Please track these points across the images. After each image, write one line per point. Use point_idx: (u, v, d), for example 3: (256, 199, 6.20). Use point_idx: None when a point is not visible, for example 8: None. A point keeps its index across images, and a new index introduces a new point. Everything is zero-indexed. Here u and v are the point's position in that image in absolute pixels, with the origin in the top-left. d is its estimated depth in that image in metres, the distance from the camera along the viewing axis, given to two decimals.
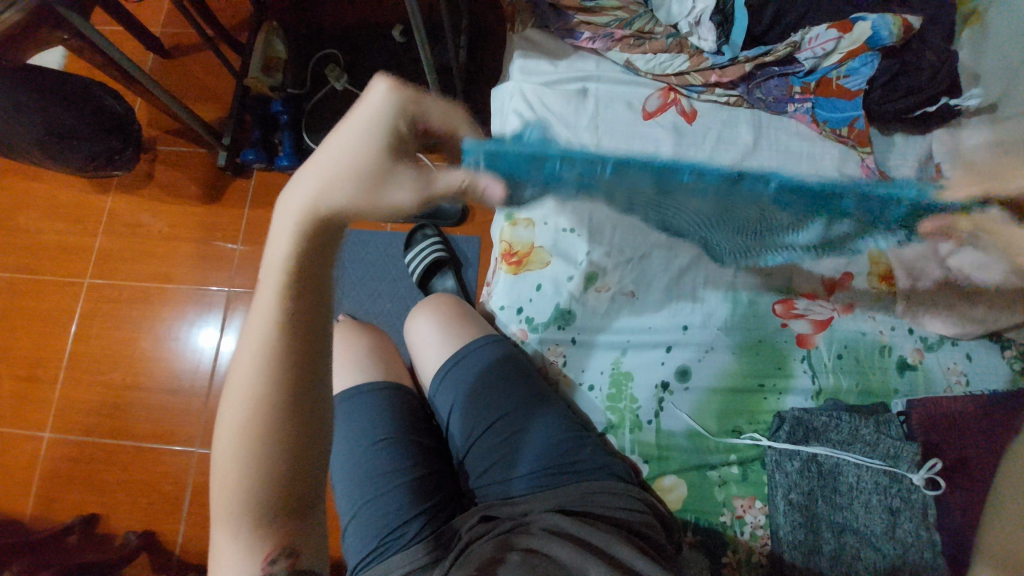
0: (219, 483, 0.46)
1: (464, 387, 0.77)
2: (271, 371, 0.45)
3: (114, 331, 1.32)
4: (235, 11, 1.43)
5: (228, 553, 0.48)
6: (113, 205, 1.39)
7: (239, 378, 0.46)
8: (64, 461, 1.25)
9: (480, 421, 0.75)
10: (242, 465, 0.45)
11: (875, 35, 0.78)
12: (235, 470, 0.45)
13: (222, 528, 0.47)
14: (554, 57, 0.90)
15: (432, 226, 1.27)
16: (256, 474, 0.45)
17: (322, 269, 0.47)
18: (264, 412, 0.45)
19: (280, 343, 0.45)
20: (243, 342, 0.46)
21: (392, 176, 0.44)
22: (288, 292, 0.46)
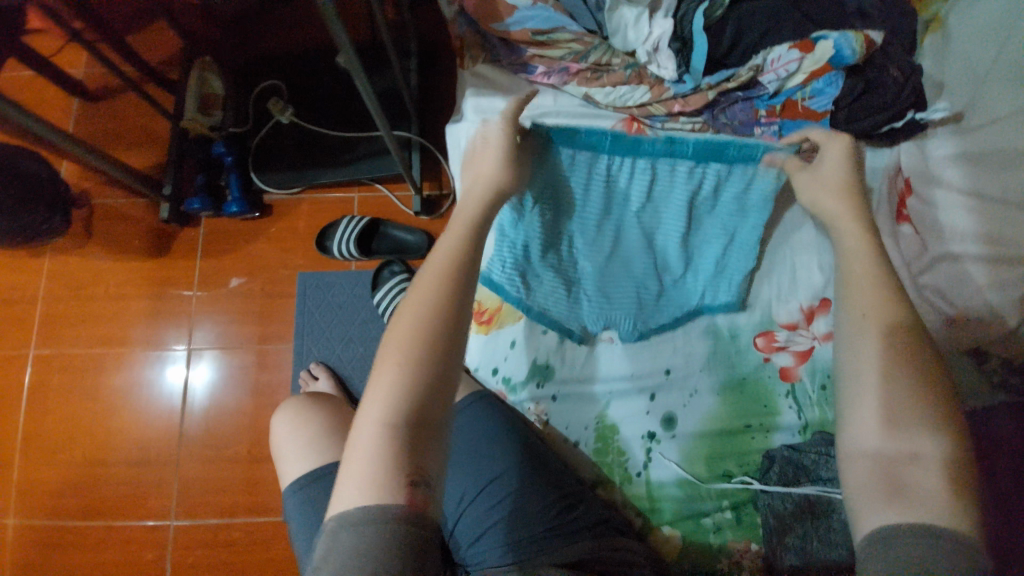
0: (378, 395, 0.49)
1: (453, 451, 0.73)
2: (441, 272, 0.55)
3: (68, 402, 1.24)
4: (162, 44, 1.32)
5: (367, 445, 0.47)
6: (51, 266, 1.29)
7: (412, 302, 0.53)
8: (30, 548, 1.18)
9: (471, 485, 0.71)
10: (410, 365, 0.50)
11: (838, 54, 0.75)
12: (404, 348, 0.51)
13: (371, 414, 0.48)
14: (508, 93, 0.85)
15: (400, 262, 1.22)
16: (414, 382, 0.49)
17: (484, 225, 0.62)
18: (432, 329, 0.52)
19: (451, 248, 0.58)
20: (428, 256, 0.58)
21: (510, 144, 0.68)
22: (461, 240, 0.59)
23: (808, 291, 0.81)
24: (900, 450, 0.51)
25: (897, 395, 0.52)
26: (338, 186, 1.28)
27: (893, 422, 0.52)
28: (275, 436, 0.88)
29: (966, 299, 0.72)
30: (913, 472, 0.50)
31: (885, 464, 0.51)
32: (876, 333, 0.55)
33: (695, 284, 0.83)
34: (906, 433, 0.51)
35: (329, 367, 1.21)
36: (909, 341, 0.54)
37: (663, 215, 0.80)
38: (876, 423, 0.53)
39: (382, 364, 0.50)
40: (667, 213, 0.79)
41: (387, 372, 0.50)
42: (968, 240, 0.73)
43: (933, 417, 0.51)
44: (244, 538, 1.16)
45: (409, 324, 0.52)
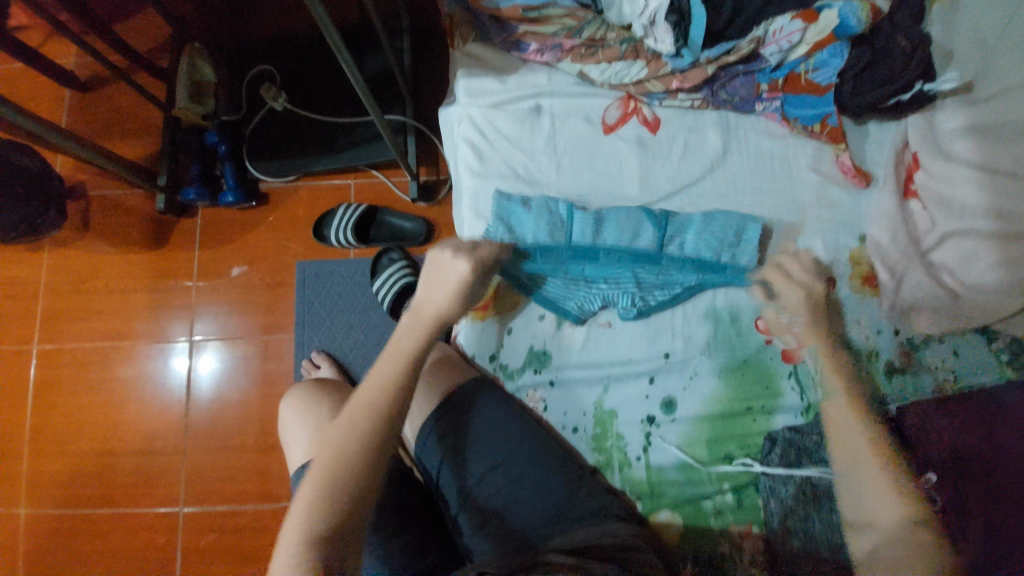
0: (298, 513, 0.57)
1: (455, 434, 0.73)
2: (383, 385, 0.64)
3: (75, 395, 1.25)
4: (151, 32, 1.30)
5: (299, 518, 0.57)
6: (52, 261, 1.29)
7: (339, 430, 0.62)
8: (44, 538, 1.20)
9: (469, 474, 0.71)
10: (331, 487, 0.58)
11: (843, 23, 0.72)
12: (339, 449, 0.60)
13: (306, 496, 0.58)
14: (501, 74, 0.85)
15: (398, 248, 1.20)
16: (343, 474, 0.58)
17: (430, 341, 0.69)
18: (356, 456, 0.60)
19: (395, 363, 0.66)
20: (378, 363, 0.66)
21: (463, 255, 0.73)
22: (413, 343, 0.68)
23: (812, 271, 0.79)
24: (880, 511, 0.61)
25: (874, 468, 0.63)
26: (334, 173, 1.27)
27: (871, 490, 0.63)
28: (282, 421, 0.89)
29: (974, 277, 0.71)
30: (893, 526, 0.60)
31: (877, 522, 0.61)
32: (844, 419, 0.67)
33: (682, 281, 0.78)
34: (879, 495, 0.62)
35: (331, 356, 1.21)
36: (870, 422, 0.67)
37: (638, 218, 0.79)
38: (864, 489, 0.63)
39: (303, 487, 0.58)
40: (643, 218, 0.79)
41: (307, 496, 0.58)
42: (978, 215, 0.71)
43: (898, 482, 0.62)
44: (252, 524, 1.18)
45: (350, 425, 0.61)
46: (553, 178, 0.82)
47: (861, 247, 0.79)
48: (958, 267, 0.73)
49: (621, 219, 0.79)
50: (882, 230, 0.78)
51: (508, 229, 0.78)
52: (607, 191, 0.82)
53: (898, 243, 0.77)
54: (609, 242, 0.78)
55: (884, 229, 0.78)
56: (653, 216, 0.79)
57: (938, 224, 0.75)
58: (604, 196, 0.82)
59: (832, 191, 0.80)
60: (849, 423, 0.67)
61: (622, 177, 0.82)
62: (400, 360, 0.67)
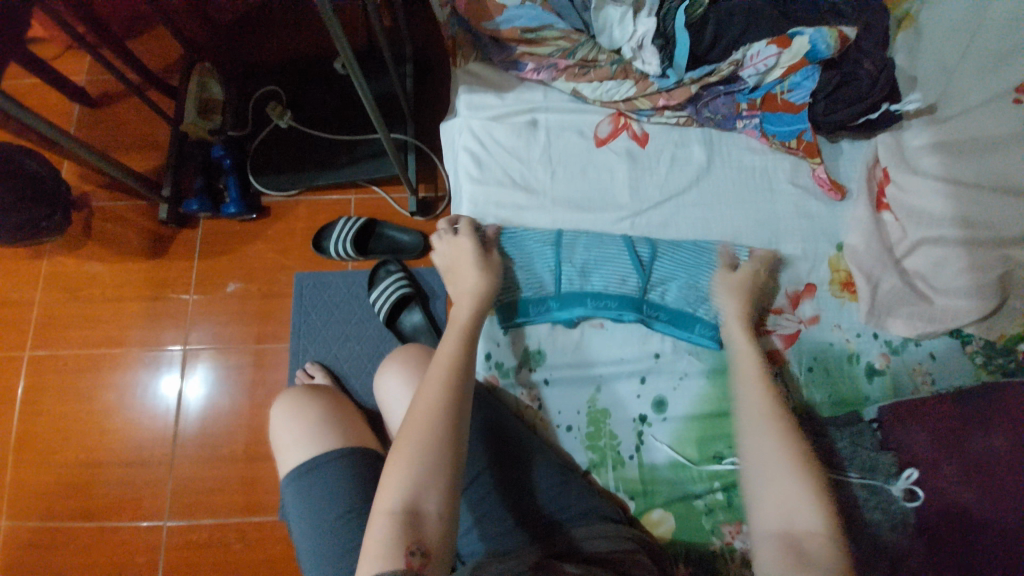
0: (386, 490, 0.58)
1: None
2: (443, 389, 0.65)
3: (65, 403, 1.24)
4: (165, 52, 1.37)
5: (380, 531, 0.55)
6: (50, 268, 1.30)
7: (414, 418, 0.62)
8: (20, 551, 1.16)
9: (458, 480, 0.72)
10: (415, 466, 0.59)
11: (813, 49, 0.79)
12: (413, 453, 0.59)
13: (384, 507, 0.57)
14: (500, 90, 0.91)
15: (395, 261, 1.23)
16: (419, 477, 0.58)
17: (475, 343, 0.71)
18: (434, 438, 0.60)
19: (448, 368, 0.67)
20: (432, 370, 0.67)
21: (489, 269, 0.78)
22: (456, 344, 0.70)
23: (794, 276, 0.83)
24: (797, 527, 0.58)
25: (797, 480, 0.60)
26: (335, 187, 1.31)
27: (790, 504, 0.59)
28: (272, 425, 0.85)
29: (946, 282, 0.75)
30: (810, 542, 0.56)
31: (792, 535, 0.57)
32: (771, 427, 0.64)
33: (667, 331, 0.81)
34: (799, 511, 0.58)
35: (325, 366, 1.22)
36: (793, 432, 0.64)
37: (624, 268, 0.81)
38: (785, 500, 0.59)
39: (383, 492, 0.58)
40: (630, 267, 0.81)
41: (394, 476, 0.58)
42: (944, 224, 0.76)
43: (818, 497, 0.59)
44: (238, 539, 1.15)
45: (418, 431, 0.61)
46: (548, 185, 0.87)
47: (838, 254, 0.83)
48: (931, 274, 0.77)
49: (610, 268, 0.82)
50: (858, 237, 0.82)
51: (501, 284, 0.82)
52: (598, 198, 0.87)
53: (873, 249, 0.80)
54: (598, 288, 0.81)
55: (860, 236, 0.82)
56: (638, 267, 0.81)
57: (909, 234, 0.80)
58: (597, 202, 0.86)
59: (810, 203, 0.85)
60: (773, 430, 0.64)
61: (613, 186, 0.87)
62: (449, 364, 0.67)
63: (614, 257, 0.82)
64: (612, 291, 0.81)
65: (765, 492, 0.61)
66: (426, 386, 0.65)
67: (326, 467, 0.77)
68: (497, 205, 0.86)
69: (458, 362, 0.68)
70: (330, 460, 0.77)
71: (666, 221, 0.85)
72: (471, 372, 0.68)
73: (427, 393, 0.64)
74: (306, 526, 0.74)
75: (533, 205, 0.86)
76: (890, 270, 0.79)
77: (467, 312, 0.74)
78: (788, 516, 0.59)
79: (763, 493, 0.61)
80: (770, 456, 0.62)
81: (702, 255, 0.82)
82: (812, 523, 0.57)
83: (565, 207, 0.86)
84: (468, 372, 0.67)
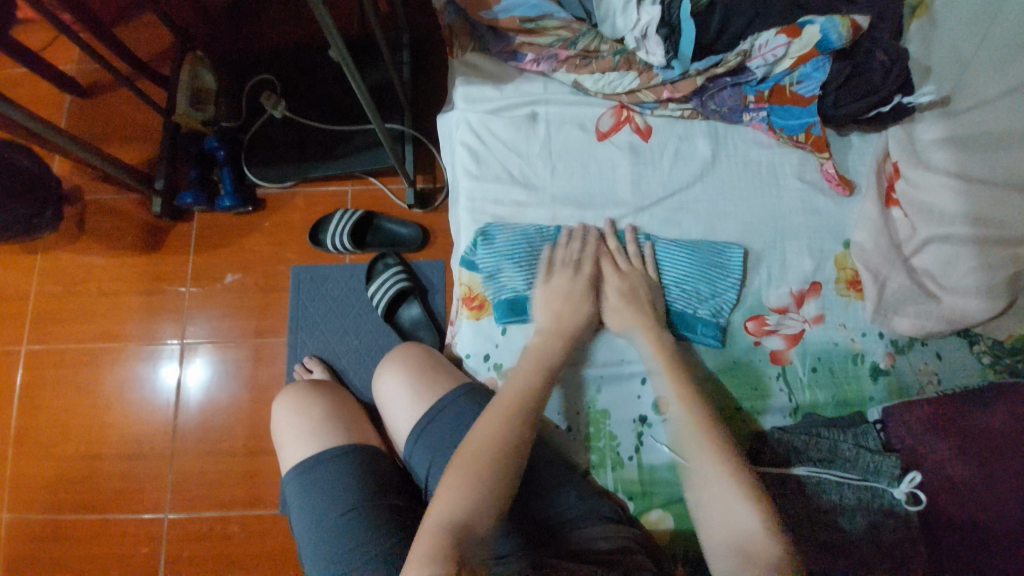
0: (439, 506, 0.61)
1: (442, 448, 0.72)
2: (512, 414, 0.66)
3: (64, 399, 1.24)
4: (155, 40, 1.33)
5: (429, 543, 0.58)
6: (44, 263, 1.29)
7: (473, 445, 0.64)
8: (24, 545, 1.17)
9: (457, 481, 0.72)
10: (470, 490, 0.61)
11: (825, 39, 0.76)
12: (472, 473, 0.62)
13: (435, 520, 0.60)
14: (499, 82, 0.89)
15: (394, 254, 1.21)
16: (475, 497, 0.60)
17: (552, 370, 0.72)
18: (493, 460, 0.63)
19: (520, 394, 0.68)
20: (505, 394, 0.69)
21: (584, 292, 0.77)
22: (535, 372, 0.71)
23: (799, 275, 0.81)
24: (739, 534, 0.59)
25: (728, 485, 0.61)
26: (331, 179, 1.28)
27: (728, 512, 0.60)
28: (274, 424, 0.84)
29: (954, 280, 0.74)
30: (754, 546, 0.57)
31: (736, 543, 0.58)
32: (697, 436, 0.65)
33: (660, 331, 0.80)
34: (738, 517, 0.59)
35: (324, 360, 1.21)
36: (718, 433, 0.65)
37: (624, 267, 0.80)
38: (724, 509, 0.60)
39: (435, 506, 0.61)
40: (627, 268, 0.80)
41: (449, 496, 0.61)
42: (955, 222, 0.74)
43: (747, 497, 0.60)
44: (240, 532, 1.16)
45: (483, 452, 0.63)
46: (547, 181, 0.85)
47: (845, 252, 0.81)
48: (939, 274, 0.76)
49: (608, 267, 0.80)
50: (866, 235, 0.80)
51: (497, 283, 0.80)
52: (599, 194, 0.84)
53: (881, 246, 0.79)
54: (594, 289, 0.80)
55: (868, 234, 0.80)
56: (638, 266, 0.80)
57: (918, 231, 0.78)
58: (597, 197, 0.84)
59: (818, 199, 0.83)
60: (698, 438, 0.65)
61: (614, 181, 0.85)
62: (521, 390, 0.69)
63: (610, 258, 0.80)
64: None
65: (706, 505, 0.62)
66: (491, 417, 0.66)
67: (324, 468, 0.76)
68: (494, 202, 0.84)
69: (530, 399, 0.68)
70: (329, 460, 0.76)
71: (669, 219, 0.83)
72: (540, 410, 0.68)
73: (493, 421, 0.65)
74: (307, 524, 0.73)
75: (532, 202, 0.84)
76: (899, 269, 0.78)
77: (552, 337, 0.75)
78: (730, 523, 0.59)
79: (702, 506, 0.62)
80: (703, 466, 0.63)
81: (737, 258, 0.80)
82: (752, 524, 0.58)
83: (564, 203, 0.84)
84: (538, 409, 0.68)
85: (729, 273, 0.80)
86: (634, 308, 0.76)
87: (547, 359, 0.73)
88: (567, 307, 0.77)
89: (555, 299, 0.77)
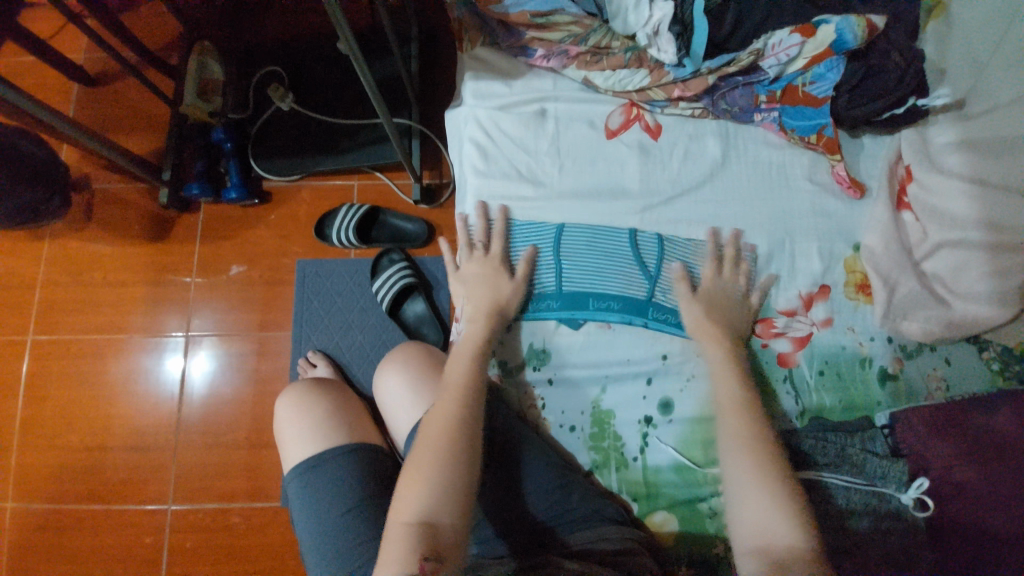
0: (403, 503, 0.61)
1: None
2: (450, 405, 0.68)
3: (68, 388, 1.24)
4: (164, 31, 1.33)
5: (395, 540, 0.59)
6: (51, 252, 1.29)
7: (428, 435, 0.66)
8: (29, 532, 1.18)
9: None
10: (431, 481, 0.62)
11: (840, 39, 0.75)
12: (426, 468, 0.63)
13: (400, 518, 0.60)
14: (508, 78, 0.89)
15: (399, 250, 1.21)
16: (433, 491, 0.61)
17: (483, 355, 0.73)
18: (445, 452, 0.64)
19: (455, 386, 0.70)
20: (441, 389, 0.70)
21: (497, 276, 0.79)
22: (466, 364, 0.72)
23: (807, 277, 0.80)
24: (772, 541, 0.59)
25: (768, 496, 0.61)
26: (338, 173, 1.28)
27: (763, 520, 0.60)
28: (278, 419, 0.84)
29: (965, 286, 0.73)
30: (783, 554, 0.57)
31: (767, 550, 0.58)
32: (743, 444, 0.65)
33: (663, 330, 0.78)
34: (773, 526, 0.59)
35: (328, 354, 1.21)
36: (767, 446, 0.65)
37: (632, 267, 0.80)
38: (761, 518, 0.60)
39: (400, 503, 0.62)
40: (634, 267, 0.80)
41: (412, 490, 0.62)
42: (968, 227, 0.74)
43: (788, 509, 0.60)
44: (242, 523, 1.16)
45: (431, 447, 0.64)
46: (556, 178, 0.84)
47: (855, 255, 0.81)
48: (951, 279, 0.74)
49: (616, 268, 0.80)
50: (877, 238, 0.79)
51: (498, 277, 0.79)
52: (608, 191, 0.84)
53: (891, 251, 0.78)
54: (600, 288, 0.79)
55: (879, 237, 0.79)
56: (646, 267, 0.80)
57: (930, 236, 0.77)
58: (605, 194, 0.83)
59: (828, 201, 0.82)
60: (743, 446, 0.65)
61: (624, 180, 0.84)
62: (458, 382, 0.70)
63: (618, 258, 0.80)
64: (617, 291, 0.79)
65: (741, 510, 0.62)
66: (440, 404, 0.68)
67: (328, 463, 0.76)
68: (501, 198, 0.84)
69: (470, 382, 0.70)
70: (333, 456, 0.77)
71: (679, 218, 0.82)
72: (482, 394, 0.70)
73: (435, 417, 0.67)
74: (309, 521, 0.73)
75: (539, 198, 0.84)
76: (910, 274, 0.77)
77: (476, 324, 0.75)
78: (761, 531, 0.60)
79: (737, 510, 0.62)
80: (742, 472, 0.63)
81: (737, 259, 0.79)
82: (787, 535, 0.58)
83: (574, 201, 0.83)
84: (480, 393, 0.69)
85: (739, 276, 0.79)
86: (711, 315, 0.76)
87: (472, 346, 0.74)
88: (481, 286, 0.78)
89: (472, 288, 0.78)
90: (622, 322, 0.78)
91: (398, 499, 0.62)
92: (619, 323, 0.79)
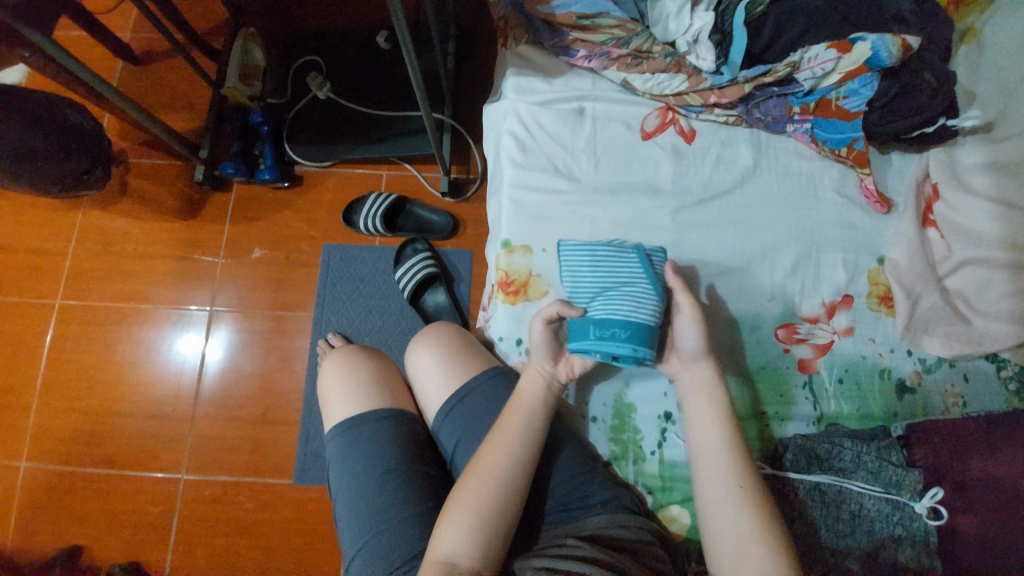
0: (439, 541, 0.62)
1: (468, 425, 0.76)
2: (505, 460, 0.67)
3: (91, 354, 1.27)
4: (211, 14, 1.38)
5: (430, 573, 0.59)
6: (85, 220, 1.33)
7: (475, 485, 0.65)
8: (43, 493, 1.20)
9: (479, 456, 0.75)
10: (469, 523, 0.62)
11: (875, 56, 0.78)
12: (468, 515, 0.63)
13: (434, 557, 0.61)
14: (548, 75, 0.92)
15: (422, 240, 1.24)
16: (468, 539, 0.61)
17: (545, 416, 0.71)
18: (489, 502, 0.64)
19: (515, 442, 0.68)
20: (499, 439, 0.68)
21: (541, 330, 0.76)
22: (527, 419, 0.70)
23: (832, 287, 0.82)
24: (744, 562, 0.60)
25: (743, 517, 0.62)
26: (368, 162, 1.31)
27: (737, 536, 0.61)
28: (318, 382, 0.86)
29: (987, 304, 0.75)
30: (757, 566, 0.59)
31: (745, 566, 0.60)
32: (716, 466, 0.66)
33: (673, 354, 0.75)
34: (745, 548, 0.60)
35: (347, 337, 1.23)
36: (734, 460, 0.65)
37: (631, 273, 0.75)
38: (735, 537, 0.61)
39: (436, 542, 0.62)
40: (649, 291, 0.73)
41: (451, 527, 0.62)
42: (992, 246, 0.75)
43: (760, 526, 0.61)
44: (250, 501, 1.17)
45: (477, 495, 0.64)
46: (589, 174, 0.87)
47: (879, 268, 0.82)
48: (973, 297, 0.76)
49: (618, 273, 0.76)
50: (902, 254, 0.81)
51: (533, 266, 0.84)
52: (641, 188, 0.86)
53: (916, 266, 0.79)
54: (601, 316, 0.73)
55: (903, 252, 0.81)
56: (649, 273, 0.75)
57: (954, 253, 0.79)
58: (638, 191, 0.86)
59: (854, 214, 0.84)
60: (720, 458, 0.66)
61: (657, 179, 0.86)
62: (517, 437, 0.68)
63: (629, 282, 0.74)
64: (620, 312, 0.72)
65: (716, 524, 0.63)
66: (493, 450, 0.67)
67: (361, 428, 0.78)
68: (537, 190, 0.86)
69: (530, 438, 0.69)
70: (366, 421, 0.79)
71: (709, 222, 0.84)
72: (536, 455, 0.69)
73: (489, 464, 0.66)
74: (341, 483, 0.75)
75: (573, 192, 0.86)
76: (931, 291, 0.78)
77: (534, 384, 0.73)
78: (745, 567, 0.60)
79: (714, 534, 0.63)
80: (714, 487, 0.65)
81: (767, 268, 0.82)
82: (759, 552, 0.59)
83: (608, 195, 0.86)
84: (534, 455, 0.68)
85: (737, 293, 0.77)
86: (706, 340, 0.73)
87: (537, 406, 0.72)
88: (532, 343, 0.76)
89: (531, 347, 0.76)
90: (627, 351, 0.71)
91: (435, 537, 0.63)
92: (626, 353, 0.71)
